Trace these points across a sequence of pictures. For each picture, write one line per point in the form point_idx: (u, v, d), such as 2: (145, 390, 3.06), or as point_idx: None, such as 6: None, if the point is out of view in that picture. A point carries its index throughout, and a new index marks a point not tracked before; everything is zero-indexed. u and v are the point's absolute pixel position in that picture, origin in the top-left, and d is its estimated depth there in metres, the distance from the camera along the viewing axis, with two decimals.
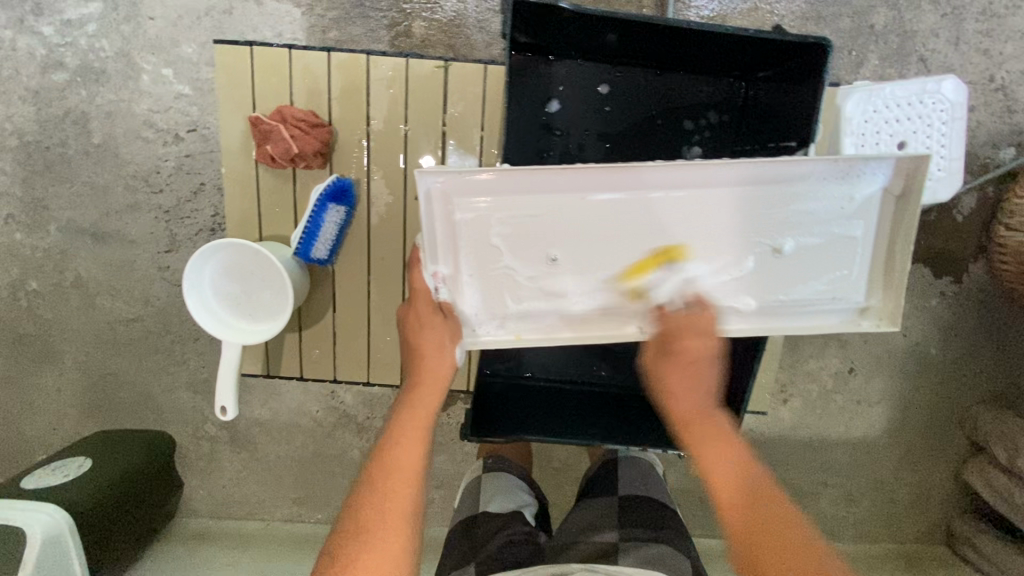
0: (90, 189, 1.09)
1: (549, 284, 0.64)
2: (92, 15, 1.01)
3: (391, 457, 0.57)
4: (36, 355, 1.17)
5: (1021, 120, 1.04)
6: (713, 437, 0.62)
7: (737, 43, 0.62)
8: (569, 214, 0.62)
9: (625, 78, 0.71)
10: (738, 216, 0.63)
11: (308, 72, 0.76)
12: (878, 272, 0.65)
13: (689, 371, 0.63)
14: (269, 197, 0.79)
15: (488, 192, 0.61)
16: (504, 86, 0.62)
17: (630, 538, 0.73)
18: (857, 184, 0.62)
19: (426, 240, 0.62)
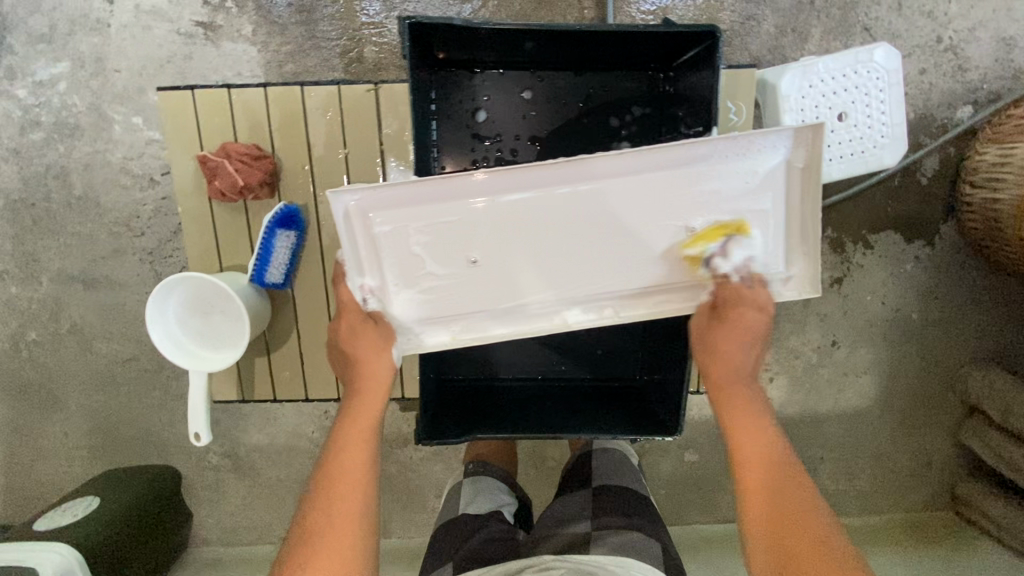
0: (77, 239, 1.14)
1: (473, 285, 0.67)
2: (62, 74, 1.06)
3: (335, 468, 0.60)
4: (41, 402, 1.22)
5: (974, 78, 1.04)
6: (740, 403, 0.62)
7: (637, 37, 0.63)
8: (483, 218, 0.65)
9: (547, 81, 0.72)
10: (647, 203, 0.65)
11: (249, 108, 0.78)
12: (799, 241, 0.65)
13: (743, 341, 0.62)
14: (224, 227, 0.79)
15: (402, 205, 0.64)
16: (415, 103, 0.64)
17: (601, 526, 0.76)
18: (760, 158, 0.63)
19: (348, 257, 0.65)
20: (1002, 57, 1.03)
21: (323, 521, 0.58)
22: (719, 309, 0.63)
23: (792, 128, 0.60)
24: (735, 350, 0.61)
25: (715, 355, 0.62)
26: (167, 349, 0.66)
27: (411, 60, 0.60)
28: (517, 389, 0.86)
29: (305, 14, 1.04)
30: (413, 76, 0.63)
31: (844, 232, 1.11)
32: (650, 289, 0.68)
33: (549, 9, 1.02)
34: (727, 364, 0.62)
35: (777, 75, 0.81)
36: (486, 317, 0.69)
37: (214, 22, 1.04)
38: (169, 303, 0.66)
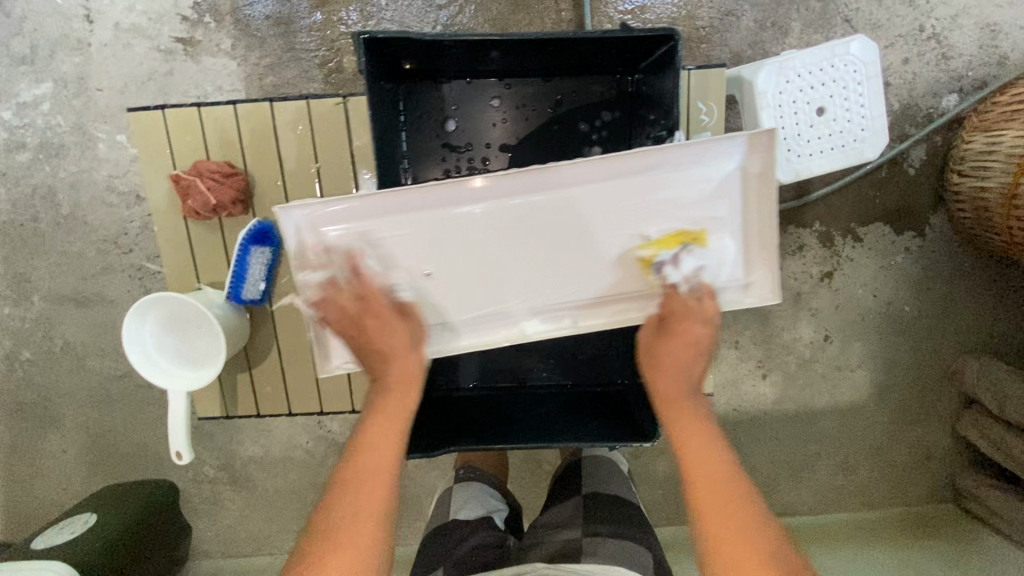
0: (66, 258, 1.14)
1: (430, 298, 0.66)
2: (45, 94, 1.07)
3: (365, 458, 0.58)
4: (37, 420, 1.23)
5: (959, 65, 1.03)
6: (687, 418, 0.60)
7: (598, 43, 0.63)
8: (438, 231, 0.64)
9: (515, 88, 0.72)
10: (603, 211, 0.65)
11: (218, 124, 0.70)
12: (752, 247, 0.66)
13: (686, 353, 0.62)
14: (200, 248, 0.72)
15: (357, 218, 0.63)
16: (381, 117, 0.64)
17: (593, 532, 0.76)
18: (714, 165, 0.64)
19: (301, 270, 0.64)
20: (986, 44, 1.02)
21: (348, 519, 0.54)
22: (667, 321, 0.64)
23: (745, 134, 0.61)
24: (678, 364, 0.62)
25: (657, 365, 0.62)
26: (140, 362, 0.66)
27: (368, 74, 0.58)
28: (499, 396, 0.85)
29: (282, 26, 1.04)
30: (378, 90, 0.64)
31: (832, 225, 1.10)
32: (605, 297, 0.68)
33: (526, 12, 1.02)
34: (673, 375, 0.62)
35: (753, 72, 0.80)
36: (443, 330, 0.68)
37: (193, 37, 1.04)
38: (147, 321, 0.66)
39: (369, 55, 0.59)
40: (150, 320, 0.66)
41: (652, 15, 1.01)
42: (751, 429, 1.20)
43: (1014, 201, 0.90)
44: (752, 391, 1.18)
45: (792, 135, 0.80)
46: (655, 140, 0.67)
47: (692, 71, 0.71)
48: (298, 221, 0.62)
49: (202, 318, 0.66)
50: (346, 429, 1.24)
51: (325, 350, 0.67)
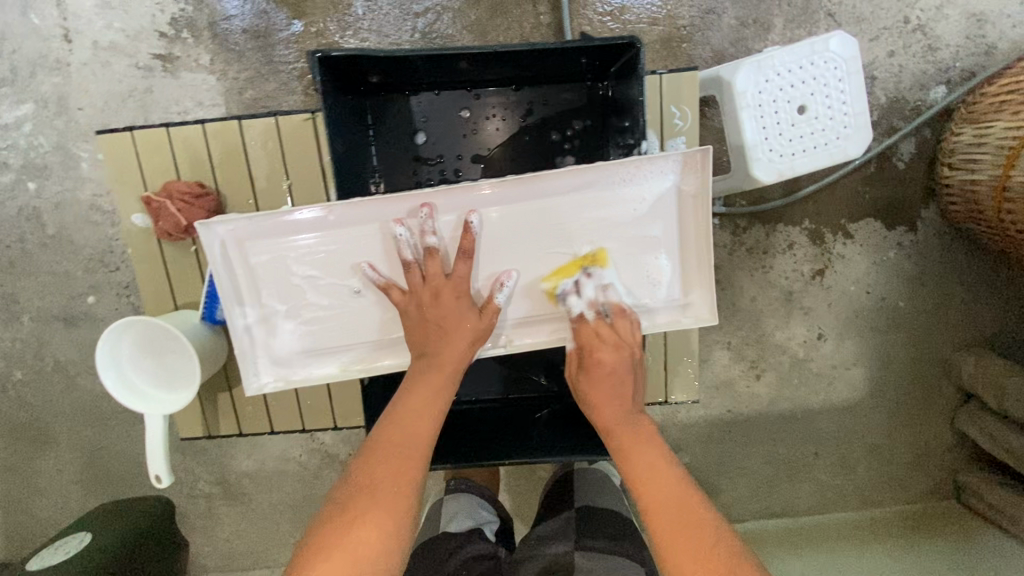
0: (54, 277, 1.14)
1: (358, 316, 0.65)
2: (26, 115, 1.07)
3: (400, 431, 0.60)
4: (32, 441, 1.23)
5: (946, 56, 1.01)
6: (633, 442, 0.62)
7: (561, 53, 0.63)
8: (367, 248, 0.63)
9: (485, 99, 0.72)
10: (535, 225, 0.64)
11: (188, 145, 0.70)
12: (687, 268, 0.67)
13: (613, 382, 0.64)
14: (175, 269, 0.72)
15: (282, 235, 0.62)
16: (346, 134, 0.64)
17: (586, 547, 0.74)
18: (647, 181, 0.64)
19: (224, 287, 0.63)
20: (973, 34, 1.00)
21: (388, 482, 0.57)
22: (581, 357, 0.65)
23: (679, 154, 0.61)
24: (612, 392, 0.64)
25: (592, 402, 0.65)
26: (113, 387, 0.65)
27: (325, 92, 0.58)
28: (479, 411, 0.84)
29: (260, 39, 1.03)
30: (342, 107, 0.64)
31: (822, 222, 1.08)
32: (537, 314, 0.67)
33: (504, 17, 1.01)
34: (611, 405, 0.64)
35: (731, 73, 0.79)
36: (371, 349, 0.67)
37: (171, 53, 1.04)
38: (121, 346, 0.65)
39: (326, 73, 0.58)
40: (123, 346, 0.65)
41: (632, 15, 1.00)
42: (747, 430, 1.18)
43: (1005, 194, 0.89)
44: (746, 392, 1.17)
45: (773, 134, 0.79)
46: (624, 149, 0.67)
47: (664, 74, 0.71)
48: (222, 237, 0.62)
49: (178, 344, 0.66)
50: (339, 440, 1.24)
51: (247, 368, 0.65)
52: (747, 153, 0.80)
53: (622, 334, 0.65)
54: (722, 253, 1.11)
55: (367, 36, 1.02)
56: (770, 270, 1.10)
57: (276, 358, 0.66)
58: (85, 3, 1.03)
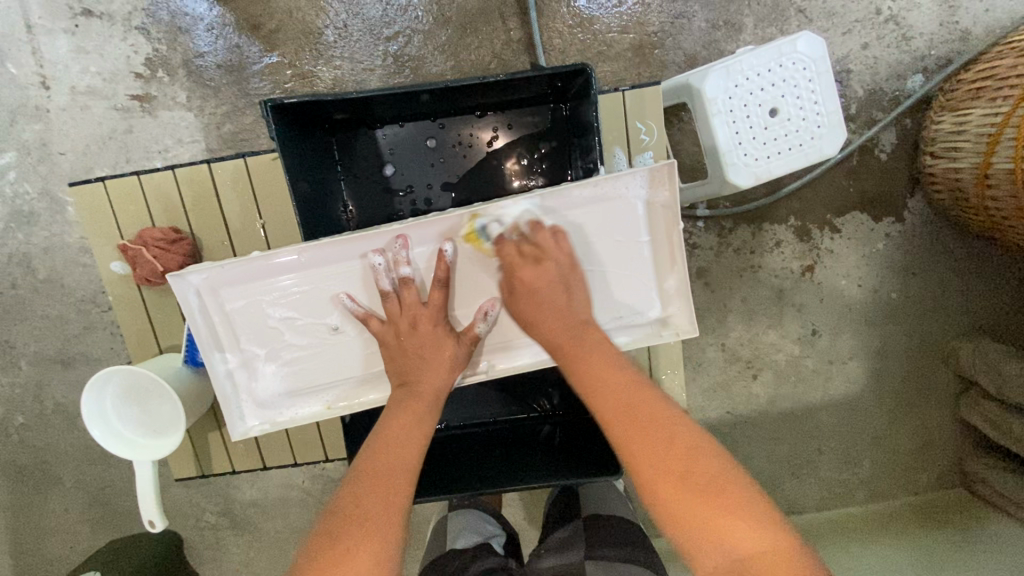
0: (47, 320, 1.15)
1: (339, 353, 0.66)
2: (11, 164, 1.08)
3: (387, 453, 0.56)
4: (37, 482, 1.24)
5: (921, 45, 1.00)
6: (583, 356, 0.57)
7: (516, 81, 0.63)
8: (345, 284, 0.63)
9: (450, 127, 0.72)
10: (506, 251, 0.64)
11: (160, 191, 0.71)
12: (668, 283, 0.66)
13: (553, 298, 0.59)
14: (157, 314, 0.73)
15: (257, 279, 0.62)
16: (310, 174, 0.66)
17: (597, 555, 0.72)
18: (615, 200, 0.63)
19: (202, 334, 0.62)
20: (946, 20, 0.99)
21: (379, 510, 0.52)
22: (512, 285, 0.61)
23: (647, 168, 0.60)
24: (550, 311, 0.59)
25: (532, 323, 0.60)
26: (89, 418, 0.64)
27: (281, 139, 0.59)
28: (469, 435, 0.83)
29: (235, 73, 1.04)
30: (305, 148, 0.65)
31: (808, 218, 1.08)
32: (521, 339, 0.67)
33: (474, 35, 1.01)
34: (552, 320, 0.59)
35: (700, 80, 0.79)
36: (356, 385, 0.67)
37: (148, 93, 1.05)
38: (112, 381, 0.65)
39: (283, 120, 0.60)
40: (114, 383, 0.65)
41: (602, 26, 1.00)
42: (748, 429, 1.17)
43: (988, 179, 0.88)
44: (744, 392, 1.16)
45: (746, 137, 0.79)
46: (588, 169, 0.67)
47: (628, 90, 0.71)
48: (196, 285, 0.61)
49: (167, 398, 0.66)
50: (340, 464, 1.24)
51: (233, 413, 0.65)
52: (720, 160, 0.80)
53: (542, 249, 0.61)
54: (709, 254, 1.10)
55: (340, 64, 1.03)
56: (758, 269, 1.10)
57: (261, 402, 0.66)
58: (61, 49, 1.04)
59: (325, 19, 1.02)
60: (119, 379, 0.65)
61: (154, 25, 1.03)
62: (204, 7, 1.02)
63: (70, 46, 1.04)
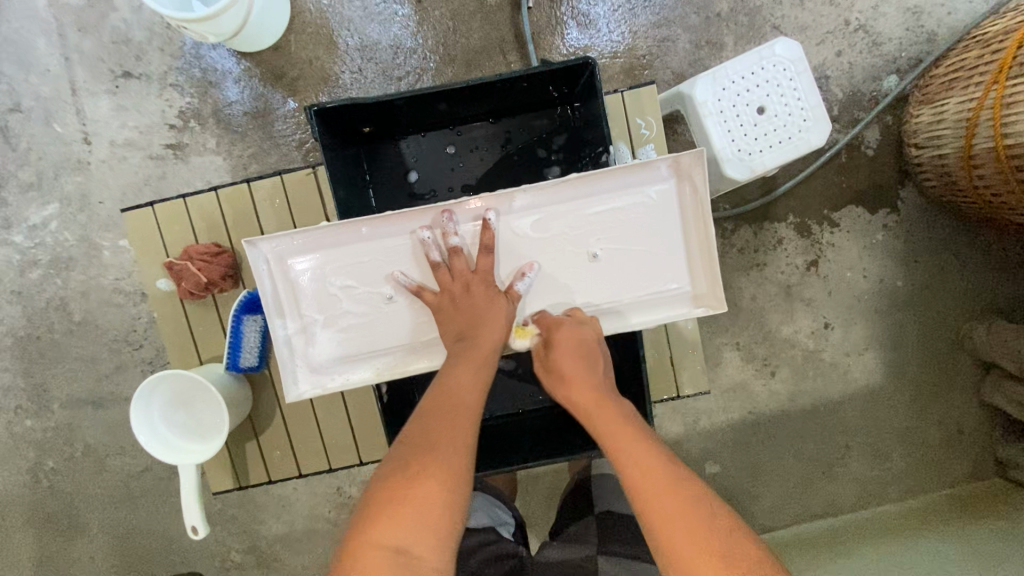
0: (81, 362, 1.20)
1: (390, 324, 0.67)
2: (52, 214, 1.16)
3: (451, 390, 0.58)
4: (65, 529, 1.24)
5: (891, 49, 1.08)
6: (607, 416, 0.59)
7: (527, 82, 0.70)
8: (396, 258, 0.66)
9: (466, 136, 0.79)
10: (555, 220, 0.66)
11: (205, 211, 0.77)
12: (699, 257, 0.66)
13: (582, 361, 0.62)
14: (198, 325, 0.77)
15: (319, 252, 0.65)
16: (344, 179, 0.71)
17: (611, 553, 0.73)
18: (651, 183, 0.65)
19: (268, 300, 0.66)
20: (912, 26, 1.08)
21: (443, 444, 0.54)
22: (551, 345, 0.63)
23: (691, 152, 0.62)
24: (585, 373, 0.62)
25: (566, 379, 0.62)
26: (138, 418, 0.67)
27: (323, 143, 0.66)
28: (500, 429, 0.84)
29: (260, 118, 1.13)
30: (339, 154, 0.71)
31: (807, 214, 1.12)
32: (563, 309, 0.67)
33: (478, 70, 1.11)
34: (580, 373, 0.62)
35: (690, 87, 0.86)
36: (404, 358, 0.67)
37: (181, 142, 1.14)
38: (160, 385, 0.68)
39: (323, 127, 0.66)
40: (164, 388, 0.69)
41: (595, 53, 1.09)
42: (773, 429, 1.18)
43: (972, 160, 0.93)
44: (764, 390, 1.17)
45: (738, 134, 0.85)
46: (596, 157, 0.72)
47: (625, 91, 0.78)
48: (266, 254, 0.65)
49: (212, 408, 0.70)
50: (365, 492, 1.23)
51: (287, 377, 0.66)
52: (718, 154, 0.85)
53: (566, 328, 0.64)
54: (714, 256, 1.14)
55: None
56: (764, 266, 1.13)
57: (315, 367, 0.67)
58: (102, 108, 1.14)
59: (341, 65, 1.12)
60: (169, 385, 0.69)
61: (186, 82, 1.13)
62: (231, 62, 1.12)
63: (111, 105, 1.14)
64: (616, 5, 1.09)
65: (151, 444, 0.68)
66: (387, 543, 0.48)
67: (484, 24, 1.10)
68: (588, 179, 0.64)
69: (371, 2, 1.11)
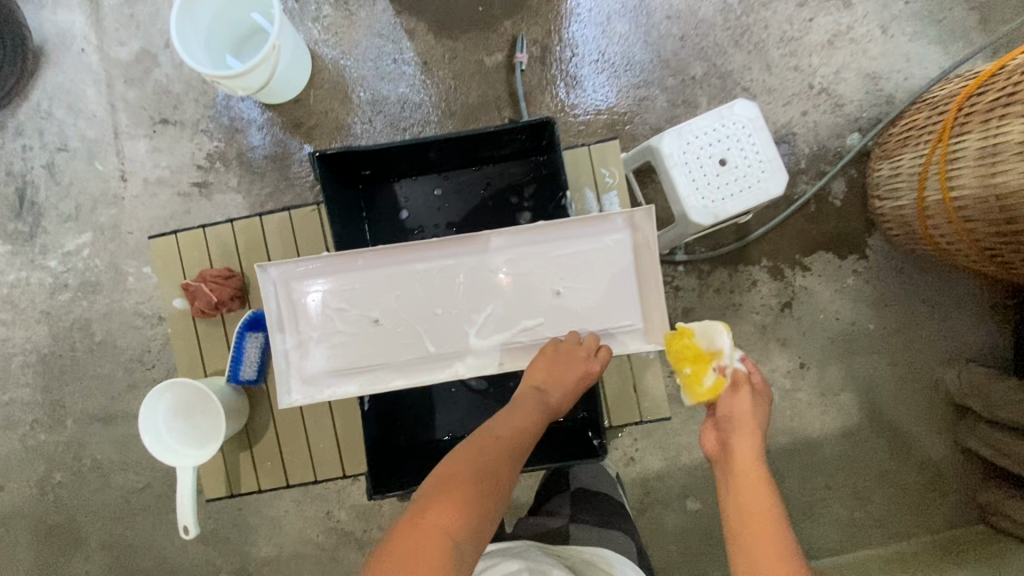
0: (97, 379, 1.28)
1: (376, 345, 0.74)
2: (86, 242, 1.28)
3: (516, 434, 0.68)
4: (65, 543, 1.29)
5: (853, 110, 1.18)
6: (753, 481, 0.63)
7: (502, 136, 0.80)
8: (388, 286, 0.74)
9: (452, 181, 0.89)
10: (526, 258, 0.74)
11: (221, 240, 0.86)
12: (653, 297, 0.73)
13: (752, 429, 0.68)
14: (207, 342, 0.86)
15: (326, 275, 0.74)
16: (341, 214, 0.81)
17: (579, 520, 0.82)
18: (609, 232, 0.73)
19: (271, 317, 0.73)
20: (871, 89, 1.18)
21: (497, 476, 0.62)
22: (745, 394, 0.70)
23: (643, 208, 0.71)
24: (751, 439, 0.67)
25: (732, 426, 0.68)
26: (149, 412, 0.75)
27: (323, 182, 0.76)
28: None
29: (278, 161, 1.26)
30: (339, 192, 0.81)
31: (779, 259, 1.19)
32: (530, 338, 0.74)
33: (475, 123, 1.23)
34: (748, 436, 0.67)
35: (659, 141, 0.96)
36: (386, 376, 0.74)
37: (206, 181, 1.26)
38: (176, 389, 0.76)
39: (324, 168, 0.77)
40: (177, 392, 0.76)
41: (581, 109, 1.21)
42: None
43: (926, 212, 1.01)
44: None
45: (702, 183, 0.93)
46: (561, 201, 0.81)
47: (592, 145, 0.88)
48: (273, 278, 0.73)
49: (211, 422, 0.77)
50: (354, 517, 1.27)
51: (281, 387, 0.73)
52: (683, 200, 0.93)
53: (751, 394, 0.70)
54: (693, 296, 1.20)
55: None
56: (740, 307, 1.20)
57: (306, 379, 0.74)
58: (139, 149, 1.28)
59: (354, 117, 1.25)
60: (182, 391, 0.76)
61: (216, 128, 1.27)
62: (256, 112, 1.26)
63: (148, 147, 1.28)
64: (601, 68, 1.21)
65: (150, 438, 0.75)
66: (449, 533, 0.55)
67: (482, 83, 1.23)
68: (555, 226, 0.73)
69: (382, 62, 1.25)
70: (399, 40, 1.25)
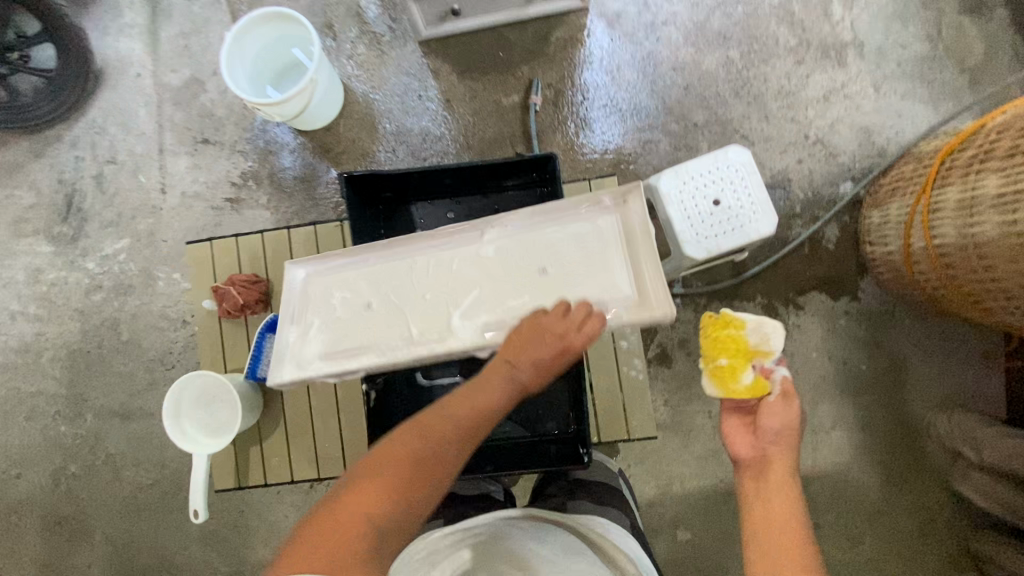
0: (119, 377, 1.35)
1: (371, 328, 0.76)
2: (123, 247, 1.38)
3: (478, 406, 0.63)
4: (72, 535, 1.33)
5: (846, 160, 1.25)
6: (779, 478, 0.68)
7: (508, 166, 0.88)
8: (385, 275, 0.79)
9: (464, 206, 0.97)
10: (516, 245, 0.77)
11: (251, 248, 0.94)
12: (642, 271, 0.73)
13: (786, 435, 0.71)
14: (230, 341, 0.93)
15: (330, 270, 0.80)
16: (360, 230, 0.89)
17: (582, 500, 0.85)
18: (595, 216, 0.76)
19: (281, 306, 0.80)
20: (864, 142, 1.26)
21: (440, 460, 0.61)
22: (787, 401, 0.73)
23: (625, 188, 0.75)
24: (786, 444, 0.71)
25: (767, 430, 0.72)
26: (171, 402, 0.82)
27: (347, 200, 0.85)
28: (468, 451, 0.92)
29: (306, 181, 1.35)
30: (360, 210, 0.89)
31: (774, 297, 1.24)
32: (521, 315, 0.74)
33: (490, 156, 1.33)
34: (782, 442, 0.71)
35: (658, 180, 1.03)
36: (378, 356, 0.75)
37: (238, 197, 1.37)
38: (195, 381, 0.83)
39: (349, 188, 0.85)
40: (195, 384, 0.83)
41: (589, 148, 1.30)
42: None
43: (912, 259, 1.06)
44: None
45: (696, 221, 1.00)
46: None
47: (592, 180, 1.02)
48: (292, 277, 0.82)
49: (226, 410, 0.84)
50: None
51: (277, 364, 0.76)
52: (678, 236, 1.00)
53: (795, 410, 0.72)
54: (689, 327, 1.25)
55: None
56: None
57: (302, 360, 0.76)
58: (181, 165, 1.39)
59: (379, 145, 1.35)
60: (200, 382, 0.83)
61: (252, 149, 1.38)
62: (289, 137, 1.37)
63: (189, 163, 1.39)
64: (609, 112, 1.30)
65: (172, 425, 0.82)
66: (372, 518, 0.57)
67: (498, 120, 1.33)
68: (543, 215, 0.77)
69: (408, 98, 1.36)
70: (425, 78, 1.36)
